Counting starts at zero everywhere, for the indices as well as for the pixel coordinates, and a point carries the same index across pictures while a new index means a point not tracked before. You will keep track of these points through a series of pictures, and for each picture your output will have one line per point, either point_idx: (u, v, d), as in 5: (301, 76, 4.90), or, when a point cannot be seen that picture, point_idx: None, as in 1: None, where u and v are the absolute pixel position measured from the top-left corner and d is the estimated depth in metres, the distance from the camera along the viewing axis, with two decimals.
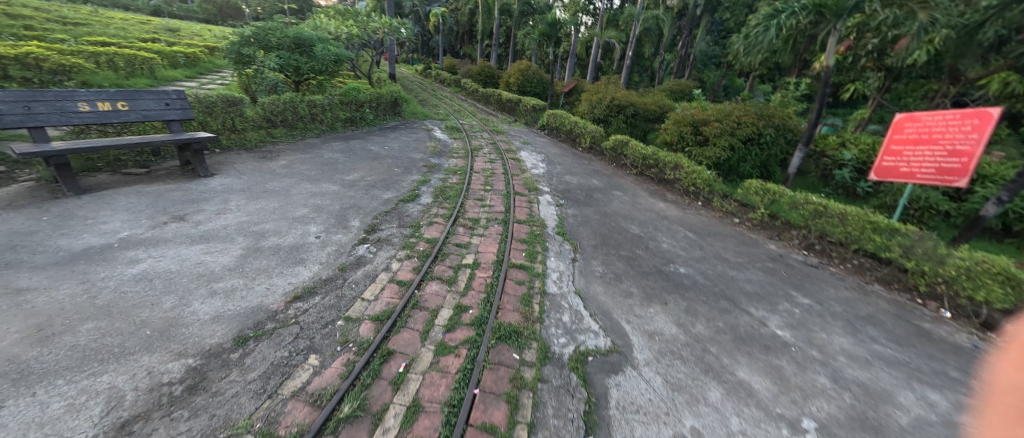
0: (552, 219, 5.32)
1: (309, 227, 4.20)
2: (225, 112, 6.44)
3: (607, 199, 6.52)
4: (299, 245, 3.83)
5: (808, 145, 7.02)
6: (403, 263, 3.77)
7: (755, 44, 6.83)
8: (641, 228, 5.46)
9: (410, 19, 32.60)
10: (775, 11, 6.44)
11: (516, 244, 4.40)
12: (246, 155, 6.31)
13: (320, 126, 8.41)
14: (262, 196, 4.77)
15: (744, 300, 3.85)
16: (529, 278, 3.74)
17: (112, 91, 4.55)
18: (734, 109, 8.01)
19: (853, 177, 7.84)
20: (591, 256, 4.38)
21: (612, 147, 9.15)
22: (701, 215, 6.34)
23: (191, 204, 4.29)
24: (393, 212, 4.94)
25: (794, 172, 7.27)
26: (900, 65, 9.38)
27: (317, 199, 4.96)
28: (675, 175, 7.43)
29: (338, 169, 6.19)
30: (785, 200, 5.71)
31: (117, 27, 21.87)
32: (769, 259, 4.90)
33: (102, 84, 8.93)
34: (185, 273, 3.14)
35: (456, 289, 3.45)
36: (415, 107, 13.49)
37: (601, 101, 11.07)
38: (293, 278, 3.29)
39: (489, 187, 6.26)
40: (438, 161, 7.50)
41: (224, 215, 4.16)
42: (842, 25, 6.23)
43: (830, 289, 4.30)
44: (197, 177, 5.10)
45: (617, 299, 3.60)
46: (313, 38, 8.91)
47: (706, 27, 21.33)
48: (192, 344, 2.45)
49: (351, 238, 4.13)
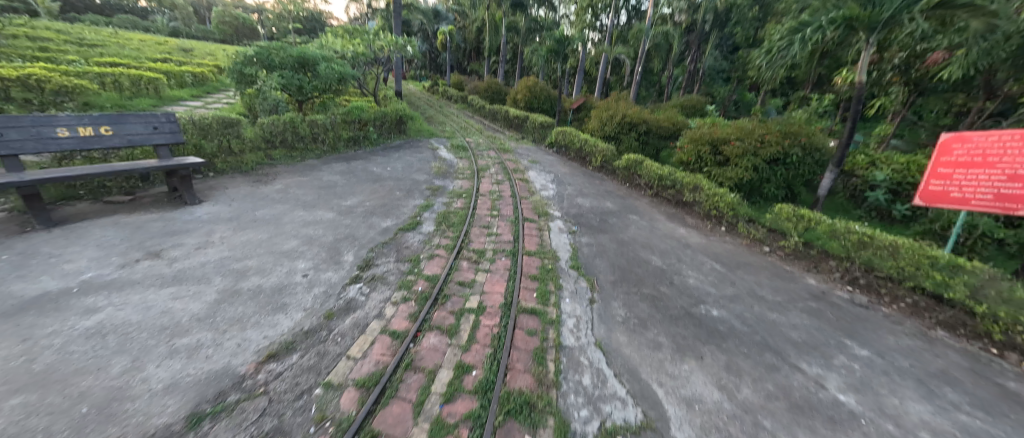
0: (565, 250, 4.85)
1: (297, 263, 3.79)
2: (221, 134, 6.18)
3: (623, 225, 6.05)
4: (283, 286, 3.41)
5: (840, 165, 6.51)
6: (398, 308, 3.32)
7: (779, 58, 6.42)
8: (663, 259, 4.96)
9: (419, 37, 33.24)
10: (800, 24, 6.04)
11: (526, 281, 3.93)
12: (241, 178, 6.00)
13: (322, 147, 8.15)
14: (250, 227, 4.40)
15: (792, 352, 3.30)
16: (542, 327, 3.25)
17: (95, 115, 4.29)
18: (755, 126, 7.55)
19: (888, 199, 7.28)
20: (610, 296, 3.88)
21: (625, 166, 8.74)
22: (726, 242, 5.82)
23: (170, 238, 3.93)
24: (391, 243, 4.53)
25: (825, 194, 6.73)
26: (930, 80, 8.90)
27: (309, 228, 4.57)
28: (694, 197, 6.96)
29: (337, 193, 5.84)
30: (822, 227, 5.18)
31: (132, 47, 22.48)
32: (811, 297, 4.34)
33: (107, 105, 8.90)
34: (146, 326, 2.73)
35: (457, 342, 2.96)
36: (421, 124, 13.31)
37: (612, 118, 10.71)
38: (270, 330, 2.84)
39: (496, 212, 5.85)
40: (442, 182, 7.15)
41: (204, 251, 3.78)
42: (876, 39, 5.82)
43: (888, 337, 3.72)
44: (183, 204, 4.77)
45: (644, 353, 3.07)
46: (317, 57, 8.77)
47: (715, 42, 21.19)
48: (134, 426, 1.98)
49: (343, 276, 3.70)
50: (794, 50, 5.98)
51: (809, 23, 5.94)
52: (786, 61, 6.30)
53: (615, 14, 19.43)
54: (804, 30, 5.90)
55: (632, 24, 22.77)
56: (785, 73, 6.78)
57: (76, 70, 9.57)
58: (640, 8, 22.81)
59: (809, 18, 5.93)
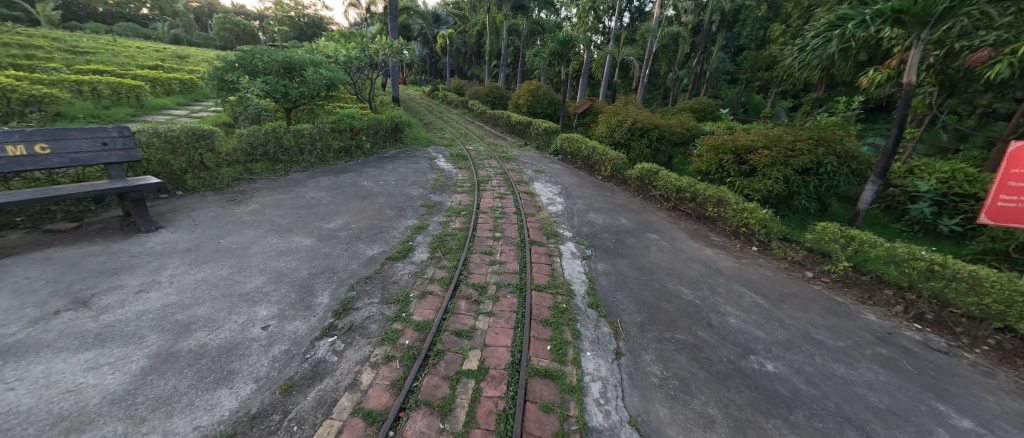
0: (580, 281, 4.17)
1: (257, 309, 3.11)
2: (192, 147, 5.56)
3: (643, 246, 5.35)
4: (233, 345, 2.73)
5: (883, 176, 5.80)
6: (377, 372, 2.62)
7: (812, 57, 5.81)
8: (694, 290, 4.25)
9: (419, 41, 32.77)
10: (839, 19, 5.40)
11: (537, 328, 3.23)
12: (212, 197, 5.36)
13: (308, 159, 7.50)
14: (209, 260, 3.74)
15: (879, 427, 2.56)
16: (560, 398, 2.53)
17: (28, 130, 3.66)
18: (783, 133, 6.88)
19: (934, 211, 6.56)
20: (639, 346, 3.17)
21: (637, 176, 8.08)
22: (761, 265, 5.11)
23: (109, 278, 3.28)
24: (377, 276, 3.86)
25: (866, 207, 6.02)
26: (970, 80, 8.21)
27: (280, 259, 3.90)
28: (718, 212, 6.28)
29: (319, 214, 5.18)
30: (877, 252, 4.47)
31: (124, 55, 21.92)
32: (877, 341, 3.61)
33: (78, 114, 8.12)
34: (36, 416, 2.03)
35: (451, 427, 2.24)
36: (419, 131, 12.68)
37: (621, 123, 10.06)
38: (204, 417, 2.14)
39: (499, 234, 5.17)
40: (439, 197, 6.48)
41: (146, 297, 3.11)
42: (928, 33, 5.13)
43: (987, 397, 2.98)
44: (136, 232, 4.11)
45: (694, 435, 2.34)
46: (305, 61, 8.10)
47: (723, 43, 20.56)
48: None
49: (312, 327, 3.01)
50: (832, 49, 5.35)
51: (850, 17, 5.27)
52: (821, 60, 5.67)
53: (620, 16, 18.88)
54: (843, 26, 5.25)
55: (636, 26, 22.21)
56: (819, 73, 6.16)
57: (51, 78, 8.97)
58: (643, 10, 22.24)
59: (849, 12, 5.28)
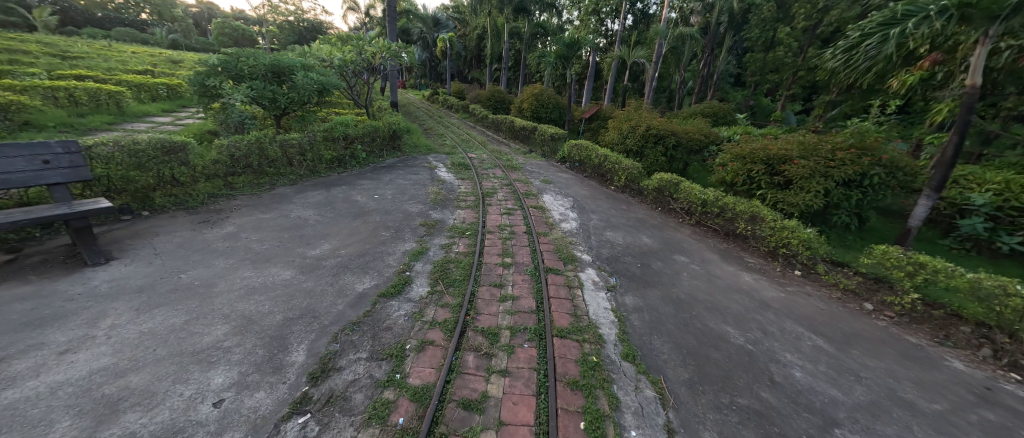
0: (608, 322, 3.50)
1: (211, 375, 2.44)
2: (161, 161, 4.92)
3: (673, 272, 4.70)
4: (171, 433, 2.03)
5: (939, 190, 5.17)
6: None
7: (863, 58, 5.23)
8: (742, 330, 3.59)
9: (419, 45, 32.31)
10: (896, 16, 4.83)
11: (566, 395, 2.56)
12: (184, 218, 4.73)
13: (298, 170, 6.87)
14: (164, 304, 3.08)
15: None
16: None
17: None
18: (820, 140, 6.26)
19: (992, 227, 5.87)
20: (694, 419, 2.49)
21: (655, 186, 7.47)
22: (809, 295, 4.46)
23: (29, 334, 2.60)
24: (368, 318, 3.22)
25: (918, 224, 5.38)
26: None
27: (250, 300, 3.25)
28: (752, 229, 5.65)
29: (305, 237, 4.55)
30: (954, 283, 3.78)
31: (117, 60, 21.45)
32: (978, 401, 2.93)
33: (49, 122, 7.51)
34: None
35: None
36: (418, 138, 12.08)
37: (634, 129, 9.44)
38: None
39: (510, 260, 4.53)
40: (440, 214, 5.85)
41: (70, 362, 2.42)
42: (999, 30, 4.47)
43: None
44: (82, 265, 3.48)
45: None
46: (294, 65, 7.48)
47: (730, 45, 20.01)
48: None
49: (279, 401, 2.33)
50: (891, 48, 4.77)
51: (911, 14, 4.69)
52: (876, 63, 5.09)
53: (624, 18, 18.37)
54: (902, 24, 4.68)
55: (641, 28, 21.71)
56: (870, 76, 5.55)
57: (23, 83, 8.35)
58: (648, 12, 21.74)
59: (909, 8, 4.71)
